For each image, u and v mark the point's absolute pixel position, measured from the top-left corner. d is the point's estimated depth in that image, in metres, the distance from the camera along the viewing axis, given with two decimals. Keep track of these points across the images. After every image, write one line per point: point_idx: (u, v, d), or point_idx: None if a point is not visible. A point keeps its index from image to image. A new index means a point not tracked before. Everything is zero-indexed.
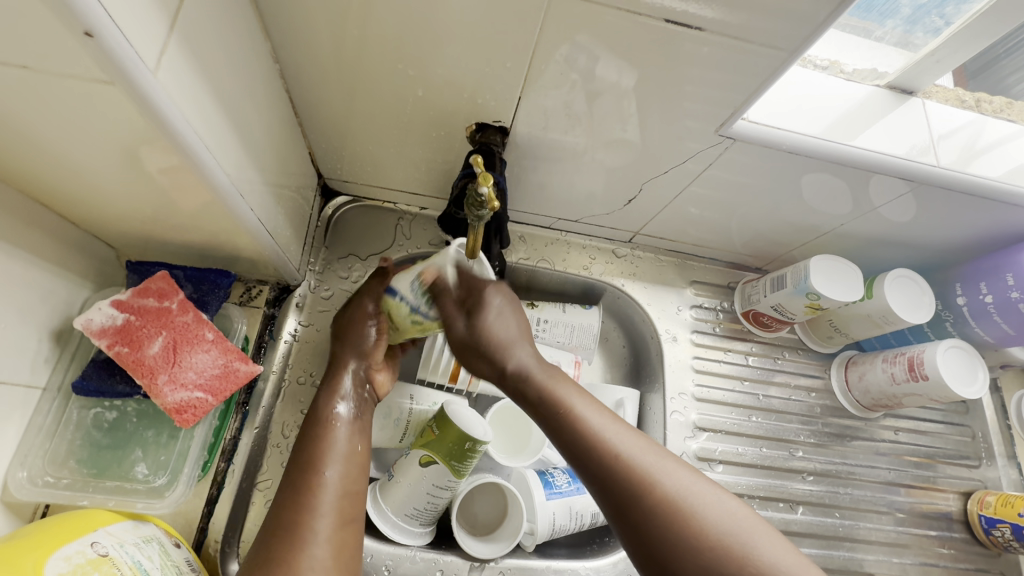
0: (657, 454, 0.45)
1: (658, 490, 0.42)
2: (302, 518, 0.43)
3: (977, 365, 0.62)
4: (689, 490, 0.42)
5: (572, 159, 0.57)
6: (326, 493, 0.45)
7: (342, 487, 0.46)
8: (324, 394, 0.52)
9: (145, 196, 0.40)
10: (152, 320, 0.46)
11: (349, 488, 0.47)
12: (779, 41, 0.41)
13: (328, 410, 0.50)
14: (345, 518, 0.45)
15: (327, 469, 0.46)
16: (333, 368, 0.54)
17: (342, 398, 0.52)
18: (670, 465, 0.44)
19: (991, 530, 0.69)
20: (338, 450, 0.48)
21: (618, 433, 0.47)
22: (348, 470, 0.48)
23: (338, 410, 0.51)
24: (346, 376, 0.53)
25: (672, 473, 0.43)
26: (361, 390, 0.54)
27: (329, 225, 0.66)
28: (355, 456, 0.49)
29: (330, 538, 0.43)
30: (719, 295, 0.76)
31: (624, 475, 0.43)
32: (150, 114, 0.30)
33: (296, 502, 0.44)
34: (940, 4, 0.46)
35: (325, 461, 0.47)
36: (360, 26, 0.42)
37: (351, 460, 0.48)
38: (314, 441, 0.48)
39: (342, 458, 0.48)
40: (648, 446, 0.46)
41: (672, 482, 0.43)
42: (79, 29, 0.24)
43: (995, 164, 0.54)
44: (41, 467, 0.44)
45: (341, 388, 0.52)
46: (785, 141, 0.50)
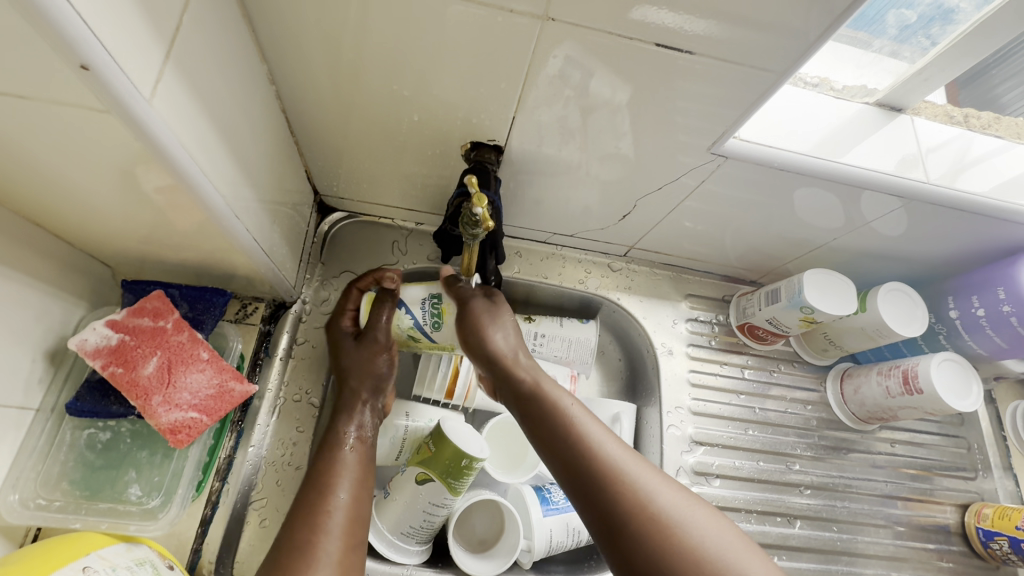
0: (642, 466, 0.44)
1: (643, 504, 0.41)
2: (315, 536, 0.42)
3: (971, 377, 0.62)
4: (678, 506, 0.41)
5: (568, 174, 0.57)
6: (338, 514, 0.45)
7: (351, 509, 0.46)
8: (341, 420, 0.53)
9: (140, 217, 0.40)
10: (147, 340, 0.46)
11: (358, 512, 0.46)
12: (768, 63, 0.42)
13: (343, 435, 0.52)
14: (353, 540, 0.44)
15: (339, 490, 0.47)
16: (343, 402, 0.55)
17: (354, 424, 0.53)
18: (660, 481, 0.43)
19: (989, 543, 0.69)
20: (349, 474, 0.49)
21: (606, 442, 0.46)
22: (357, 493, 0.48)
23: (350, 437, 0.52)
24: (361, 405, 0.55)
25: (657, 487, 0.42)
26: (374, 420, 0.56)
27: (325, 241, 0.67)
28: (364, 481, 0.49)
29: (339, 559, 0.42)
30: (714, 308, 0.76)
31: (609, 485, 0.42)
32: (145, 140, 0.31)
33: (308, 522, 0.43)
34: (927, 24, 0.47)
35: (337, 483, 0.47)
36: (355, 47, 0.43)
37: (362, 483, 0.49)
38: (328, 463, 0.49)
39: (354, 479, 0.48)
40: (635, 457, 0.45)
41: (656, 497, 0.41)
42: (76, 62, 0.25)
43: (984, 179, 0.55)
44: (33, 490, 0.44)
45: (355, 416, 0.54)
46: (776, 158, 0.51)
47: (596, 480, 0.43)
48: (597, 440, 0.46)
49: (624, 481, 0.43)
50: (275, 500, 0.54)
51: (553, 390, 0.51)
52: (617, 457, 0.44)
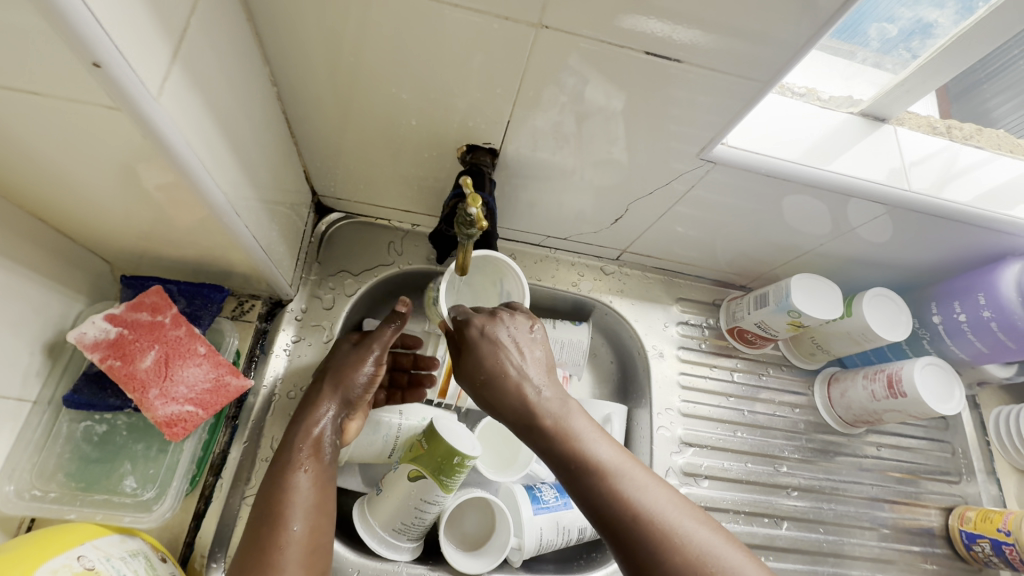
0: (678, 505, 0.44)
1: (683, 551, 0.41)
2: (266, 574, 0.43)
3: (954, 382, 0.64)
4: (708, 550, 0.41)
5: (561, 178, 0.58)
6: (292, 551, 0.45)
7: (309, 542, 0.46)
8: (296, 441, 0.52)
9: (142, 213, 0.41)
10: (145, 334, 0.47)
11: (315, 541, 0.46)
12: (754, 72, 0.44)
13: (297, 459, 0.50)
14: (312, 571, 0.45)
15: (292, 523, 0.46)
16: (302, 419, 0.53)
17: (310, 446, 0.52)
18: (689, 522, 0.43)
19: (972, 546, 0.70)
20: (303, 503, 0.48)
21: (641, 483, 0.45)
22: (315, 522, 0.47)
23: (306, 461, 0.51)
24: (321, 420, 0.54)
25: (697, 529, 0.42)
26: (335, 436, 0.54)
27: (322, 241, 0.68)
28: (322, 507, 0.49)
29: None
30: (705, 312, 0.78)
31: (648, 537, 0.42)
32: (150, 135, 0.31)
33: (259, 560, 0.44)
34: (906, 39, 0.49)
35: (291, 516, 0.46)
36: (355, 51, 0.44)
37: (318, 513, 0.48)
38: (280, 492, 0.48)
39: (309, 509, 0.48)
40: (670, 495, 0.45)
41: (697, 539, 0.41)
42: (88, 60, 0.26)
43: (966, 189, 0.57)
44: (29, 481, 0.44)
45: (314, 434, 0.53)
46: (763, 165, 0.52)
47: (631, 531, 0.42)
48: (630, 484, 0.45)
49: (660, 526, 0.42)
50: None
51: (568, 410, 0.50)
52: (651, 502, 0.43)
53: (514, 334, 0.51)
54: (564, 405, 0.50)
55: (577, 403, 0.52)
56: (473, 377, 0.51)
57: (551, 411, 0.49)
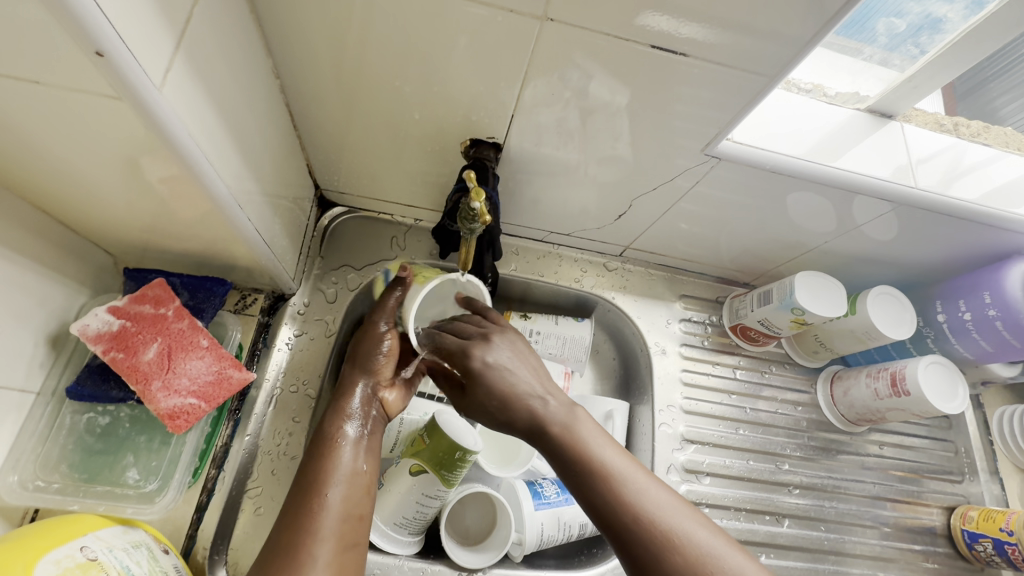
0: (683, 509, 0.44)
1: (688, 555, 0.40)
2: (304, 540, 0.42)
3: (957, 380, 0.63)
4: (709, 551, 0.41)
5: (565, 174, 0.58)
6: (327, 517, 0.44)
7: (343, 510, 0.46)
8: (331, 414, 0.52)
9: (146, 205, 0.41)
10: (148, 326, 0.47)
11: (351, 509, 0.46)
12: (760, 67, 0.43)
13: (335, 430, 0.50)
14: (349, 540, 0.45)
15: (328, 490, 0.46)
16: (341, 392, 0.54)
17: (348, 418, 0.52)
18: (691, 523, 0.43)
19: (973, 545, 0.70)
20: (342, 473, 0.48)
21: (645, 488, 0.45)
22: (351, 491, 0.47)
23: (347, 431, 0.51)
24: (356, 394, 0.53)
25: (702, 529, 0.42)
26: (370, 408, 0.54)
27: (325, 235, 0.67)
28: (357, 477, 0.49)
29: (331, 561, 0.42)
30: (708, 309, 0.77)
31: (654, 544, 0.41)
32: (153, 127, 0.31)
33: (298, 525, 0.43)
34: (915, 34, 0.49)
35: (327, 484, 0.46)
36: (359, 44, 0.43)
37: (355, 482, 0.48)
38: (320, 461, 0.48)
39: (346, 478, 0.48)
40: (673, 498, 0.44)
41: (697, 540, 0.41)
42: (91, 49, 0.26)
43: (973, 187, 0.56)
44: (32, 471, 0.45)
45: (349, 407, 0.52)
46: (769, 161, 0.52)
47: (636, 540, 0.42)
48: (634, 488, 0.44)
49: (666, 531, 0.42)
50: (269, 489, 0.54)
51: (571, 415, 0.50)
52: (657, 506, 0.43)
53: (511, 354, 0.54)
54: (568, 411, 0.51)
55: (584, 409, 0.52)
56: (484, 404, 0.53)
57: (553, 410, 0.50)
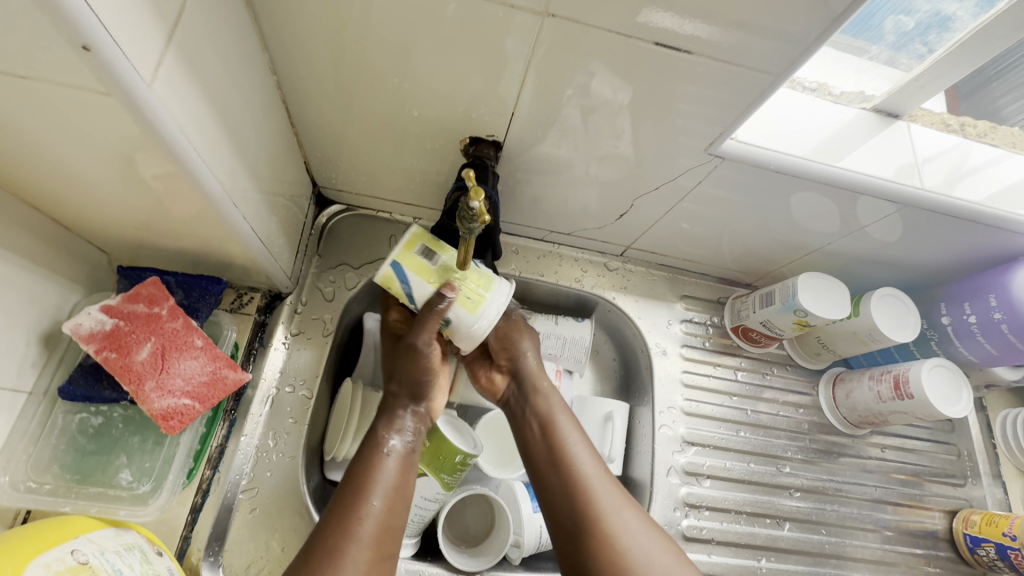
0: (652, 547, 0.46)
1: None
2: (344, 543, 0.42)
3: (962, 384, 0.63)
4: (624, 528, 0.47)
5: (566, 173, 0.57)
6: (367, 525, 0.44)
7: (383, 520, 0.45)
8: (381, 424, 0.52)
9: (138, 202, 0.40)
10: (141, 325, 0.46)
11: (391, 522, 0.45)
12: (766, 65, 0.42)
13: (383, 441, 0.50)
14: (382, 552, 0.44)
15: (373, 499, 0.45)
16: (391, 406, 0.54)
17: (395, 430, 0.52)
18: (617, 503, 0.49)
19: (975, 549, 0.69)
20: (385, 482, 0.47)
21: (625, 519, 0.48)
22: (393, 504, 0.46)
23: (394, 443, 0.50)
24: (406, 412, 0.53)
25: (647, 541, 0.47)
26: (421, 424, 0.54)
27: (323, 233, 0.67)
28: (401, 489, 0.48)
29: (365, 571, 0.41)
30: (709, 310, 0.77)
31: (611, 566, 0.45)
32: (144, 123, 0.31)
33: (339, 527, 0.43)
34: (924, 31, 0.48)
35: (372, 491, 0.46)
36: (356, 38, 0.43)
37: (399, 495, 0.47)
38: (366, 469, 0.47)
39: (389, 489, 0.47)
40: (647, 535, 0.47)
41: (616, 519, 0.48)
42: (77, 42, 0.25)
43: (979, 188, 0.56)
44: (24, 472, 0.44)
45: (401, 423, 0.52)
46: (773, 161, 0.51)
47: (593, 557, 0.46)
48: (611, 515, 0.48)
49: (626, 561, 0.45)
50: (266, 491, 0.54)
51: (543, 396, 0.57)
52: (627, 538, 0.46)
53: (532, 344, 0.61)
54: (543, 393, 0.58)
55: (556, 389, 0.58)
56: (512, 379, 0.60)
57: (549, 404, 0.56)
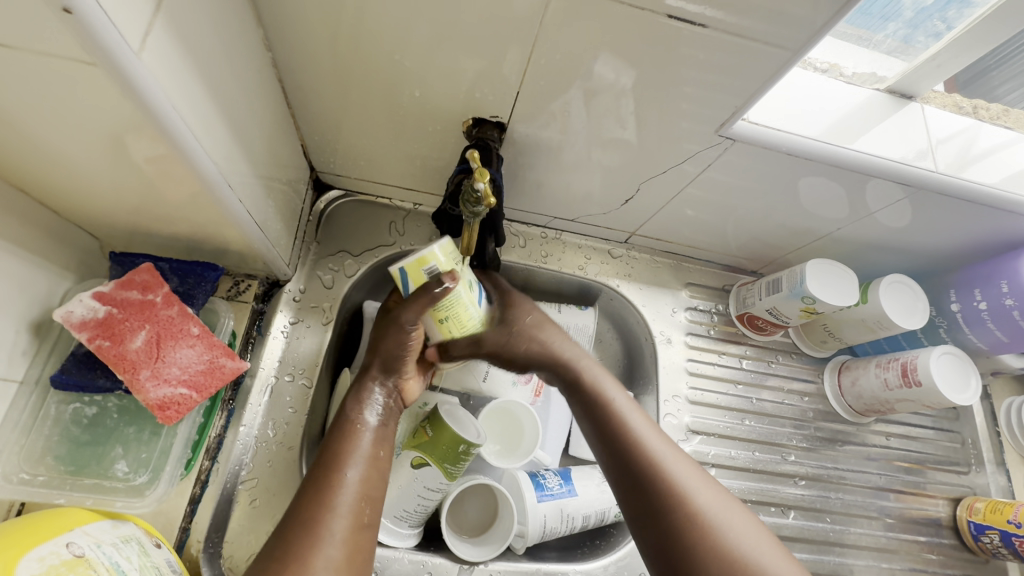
0: (729, 503, 0.43)
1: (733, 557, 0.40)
2: (319, 514, 0.40)
3: (970, 371, 0.62)
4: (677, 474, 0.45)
5: (570, 157, 0.56)
6: (345, 494, 0.42)
7: (361, 490, 0.43)
8: (352, 400, 0.49)
9: (129, 185, 0.39)
10: (135, 313, 0.45)
11: (369, 492, 0.43)
12: (784, 41, 0.40)
13: (355, 415, 0.48)
14: (362, 521, 0.41)
15: (348, 469, 0.43)
16: (362, 378, 0.51)
17: (368, 403, 0.49)
18: (672, 453, 0.46)
19: (979, 537, 0.69)
20: (361, 453, 0.45)
21: (679, 470, 0.45)
22: (368, 474, 0.44)
23: (367, 415, 0.48)
24: (375, 387, 0.51)
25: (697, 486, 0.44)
26: (391, 401, 0.51)
27: (321, 219, 0.65)
28: (378, 462, 0.46)
29: (345, 540, 0.40)
30: (714, 298, 0.76)
31: (699, 542, 0.41)
32: (132, 97, 0.29)
33: (314, 499, 0.41)
34: (942, 8, 0.46)
35: (345, 462, 0.44)
36: (354, 13, 0.41)
37: (375, 465, 0.45)
38: (339, 441, 0.46)
39: (365, 459, 0.45)
40: (719, 492, 0.44)
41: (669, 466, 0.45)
42: (59, 5, 0.23)
43: (992, 171, 0.54)
44: (16, 464, 0.43)
45: (369, 397, 0.50)
46: (784, 143, 0.50)
47: (681, 537, 0.41)
48: (681, 476, 0.44)
49: (713, 528, 0.41)
50: (266, 482, 0.53)
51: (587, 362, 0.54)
52: (704, 499, 0.43)
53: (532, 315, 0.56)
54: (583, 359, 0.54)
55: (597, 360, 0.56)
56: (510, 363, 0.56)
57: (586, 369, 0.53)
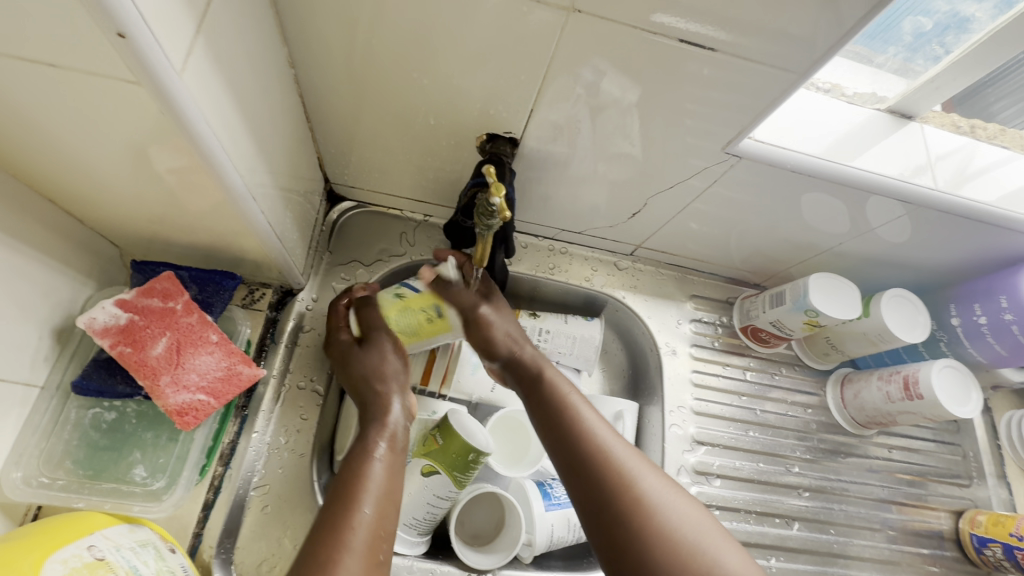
0: (667, 486, 0.46)
1: (669, 538, 0.42)
2: (335, 552, 0.39)
3: (971, 385, 0.63)
4: (624, 463, 0.47)
5: (578, 171, 0.57)
6: (361, 531, 0.41)
7: (376, 527, 0.42)
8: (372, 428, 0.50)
9: (154, 195, 0.40)
10: (156, 320, 0.46)
11: (384, 528, 0.42)
12: (789, 64, 0.42)
13: (367, 446, 0.48)
14: (376, 558, 0.40)
15: (362, 505, 0.43)
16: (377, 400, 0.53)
17: (385, 435, 0.50)
18: (623, 448, 0.49)
19: (982, 549, 0.70)
20: (374, 488, 0.44)
21: (627, 459, 0.48)
22: (384, 510, 0.43)
23: (376, 446, 0.49)
24: (391, 411, 0.52)
25: (646, 475, 0.47)
26: (404, 421, 0.53)
27: (333, 229, 0.66)
28: (392, 497, 0.45)
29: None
30: (718, 310, 0.77)
31: (640, 522, 0.43)
32: (171, 113, 0.30)
33: (330, 534, 0.40)
34: (941, 33, 0.48)
35: (361, 498, 0.43)
36: (375, 33, 0.42)
37: (387, 501, 0.44)
38: (354, 476, 0.45)
39: (380, 496, 0.44)
40: (665, 481, 0.47)
41: (615, 457, 0.47)
42: (113, 30, 0.25)
43: (989, 189, 0.56)
44: (36, 467, 0.43)
45: (388, 423, 0.51)
46: (788, 160, 0.51)
47: (618, 515, 0.44)
48: (624, 464, 0.47)
49: (647, 508, 0.44)
50: (278, 487, 0.54)
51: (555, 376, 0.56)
52: (650, 486, 0.46)
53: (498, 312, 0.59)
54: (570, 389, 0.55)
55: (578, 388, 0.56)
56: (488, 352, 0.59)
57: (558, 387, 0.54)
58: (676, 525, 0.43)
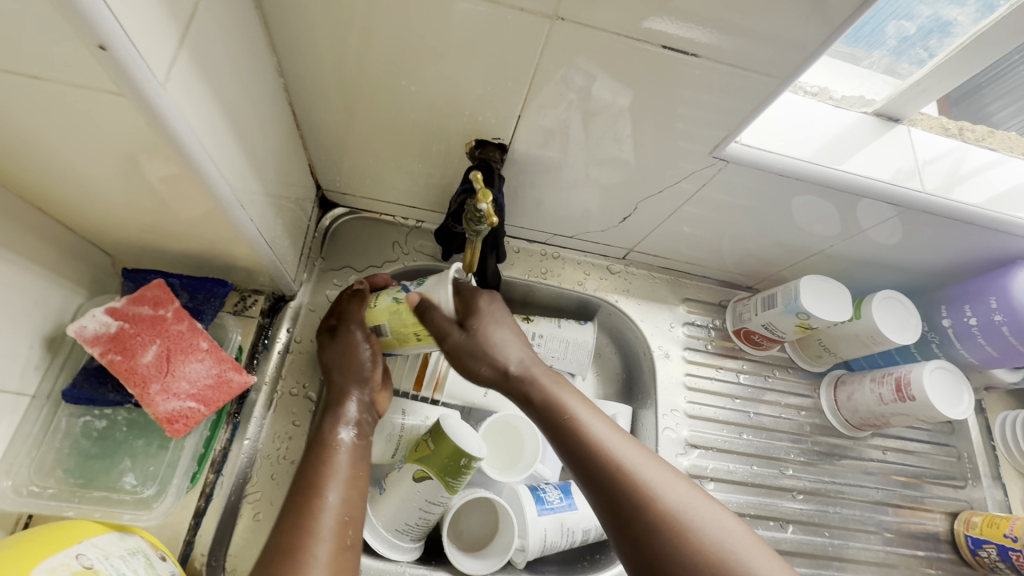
0: (696, 496, 0.44)
1: (709, 551, 0.40)
2: (305, 540, 0.42)
3: (963, 386, 0.63)
4: (652, 479, 0.44)
5: (568, 176, 0.58)
6: (327, 516, 0.44)
7: (342, 511, 0.45)
8: (329, 420, 0.52)
9: (144, 205, 0.41)
10: (147, 328, 0.46)
11: (350, 512, 0.46)
12: (773, 69, 0.42)
13: (332, 436, 0.50)
14: (344, 541, 0.44)
15: (328, 491, 0.46)
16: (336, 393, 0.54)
17: (344, 424, 0.52)
18: (648, 462, 0.46)
19: (977, 551, 0.70)
20: (339, 475, 0.48)
21: (651, 472, 0.45)
22: (349, 495, 0.47)
23: (342, 436, 0.51)
24: (352, 404, 0.54)
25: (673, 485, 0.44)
26: (365, 416, 0.55)
27: (326, 236, 0.67)
28: (356, 481, 0.48)
29: (330, 561, 0.41)
30: (711, 313, 0.77)
31: (677, 540, 0.41)
32: (156, 123, 0.31)
33: (297, 525, 0.43)
34: (925, 37, 0.48)
35: (327, 485, 0.46)
36: (362, 43, 0.43)
37: (354, 486, 0.48)
38: (317, 463, 0.48)
39: (344, 481, 0.47)
40: (686, 487, 0.44)
41: (642, 474, 0.45)
42: (94, 42, 0.25)
43: (978, 191, 0.56)
44: (27, 476, 0.44)
45: (346, 413, 0.53)
46: (776, 164, 0.52)
47: (653, 535, 0.41)
48: (649, 477, 0.44)
49: (682, 524, 0.41)
50: (269, 495, 0.54)
51: (558, 382, 0.54)
52: (677, 497, 0.43)
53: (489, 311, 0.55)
54: (552, 380, 0.54)
55: (565, 380, 0.55)
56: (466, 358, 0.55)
57: (542, 383, 0.53)
58: (715, 534, 0.41)
